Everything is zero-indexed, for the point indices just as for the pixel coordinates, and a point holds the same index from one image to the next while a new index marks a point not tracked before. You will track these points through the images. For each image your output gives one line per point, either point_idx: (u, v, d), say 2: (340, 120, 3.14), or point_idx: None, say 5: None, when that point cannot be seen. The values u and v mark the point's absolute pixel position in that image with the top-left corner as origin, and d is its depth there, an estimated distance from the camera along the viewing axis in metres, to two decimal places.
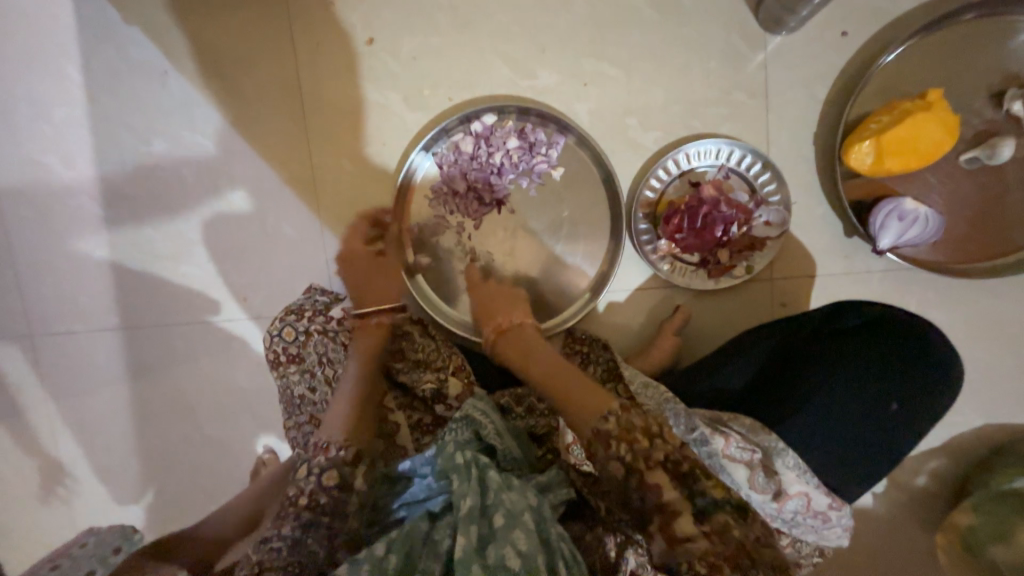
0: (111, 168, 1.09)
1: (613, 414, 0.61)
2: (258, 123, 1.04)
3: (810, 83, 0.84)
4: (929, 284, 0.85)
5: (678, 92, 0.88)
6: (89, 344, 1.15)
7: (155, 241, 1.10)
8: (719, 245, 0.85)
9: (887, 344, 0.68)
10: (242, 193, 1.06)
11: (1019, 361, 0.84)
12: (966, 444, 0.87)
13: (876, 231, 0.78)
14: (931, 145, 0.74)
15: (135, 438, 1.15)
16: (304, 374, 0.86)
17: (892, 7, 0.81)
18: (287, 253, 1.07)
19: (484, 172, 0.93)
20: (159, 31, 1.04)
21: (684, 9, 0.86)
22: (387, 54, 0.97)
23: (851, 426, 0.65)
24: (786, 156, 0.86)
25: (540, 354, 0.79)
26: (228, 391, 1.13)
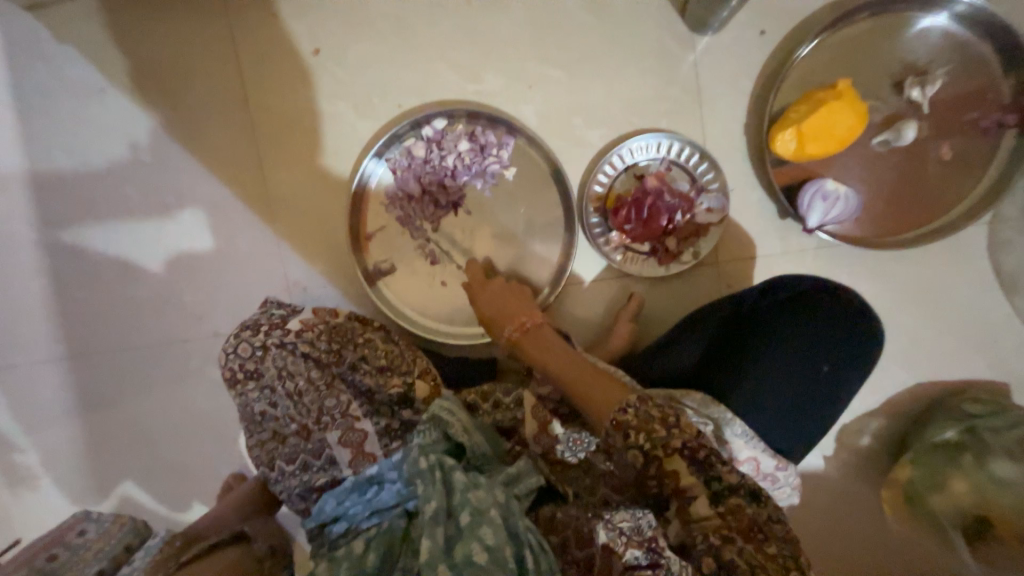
0: (48, 191, 1.05)
1: (631, 406, 0.62)
2: (205, 138, 1.02)
3: (737, 78, 0.91)
4: (857, 258, 0.92)
5: (618, 91, 0.93)
6: (32, 377, 1.09)
7: (100, 264, 1.06)
8: (666, 233, 0.89)
9: (815, 310, 0.75)
10: (192, 209, 1.04)
11: (941, 323, 0.92)
12: (902, 404, 0.94)
13: (805, 211, 0.85)
14: (847, 131, 0.81)
15: (88, 472, 1.10)
16: (262, 389, 0.83)
17: (803, 7, 0.89)
18: (242, 267, 1.05)
19: (438, 175, 0.95)
20: (93, 48, 1.01)
21: (618, 13, 0.92)
22: (335, 64, 0.98)
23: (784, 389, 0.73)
24: (721, 146, 0.92)
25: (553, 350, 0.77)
26: (185, 415, 1.09)
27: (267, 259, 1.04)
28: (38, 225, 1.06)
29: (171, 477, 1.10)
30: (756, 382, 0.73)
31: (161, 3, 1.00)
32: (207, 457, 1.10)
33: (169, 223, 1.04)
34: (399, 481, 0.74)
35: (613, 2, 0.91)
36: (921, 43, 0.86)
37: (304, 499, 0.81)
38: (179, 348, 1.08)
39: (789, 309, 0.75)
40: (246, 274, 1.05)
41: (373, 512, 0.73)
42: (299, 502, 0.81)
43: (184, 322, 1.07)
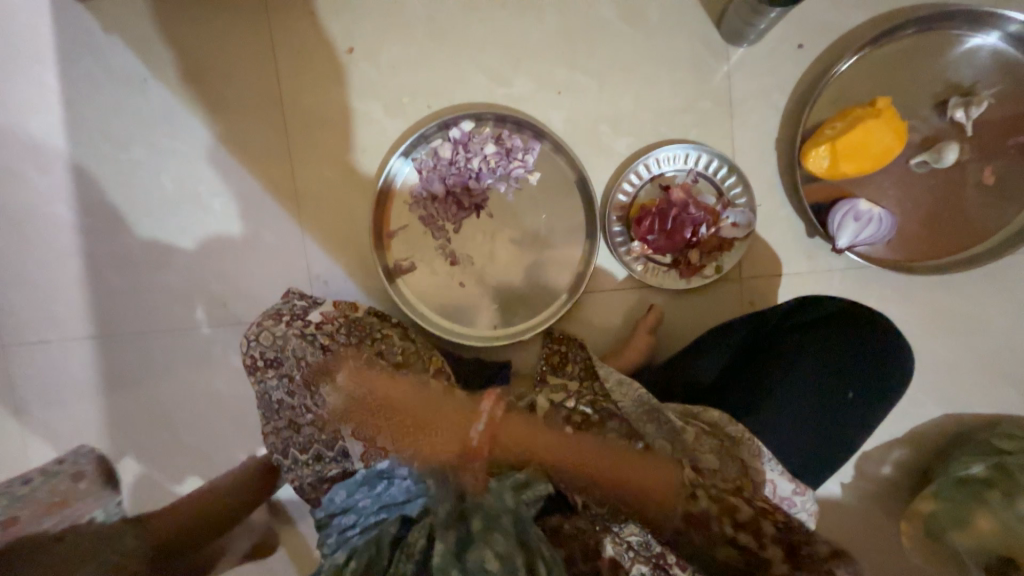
0: (88, 176, 1.09)
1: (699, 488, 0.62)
2: (239, 130, 1.05)
3: (771, 92, 0.89)
4: (887, 281, 0.89)
5: (648, 100, 0.92)
6: (64, 353, 1.14)
7: (133, 249, 1.10)
8: (689, 246, 0.88)
9: (840, 336, 0.74)
10: (223, 200, 1.07)
11: (974, 353, 0.89)
12: (927, 434, 0.90)
13: (835, 230, 0.82)
14: (884, 147, 0.79)
15: (110, 448, 1.14)
16: (281, 378, 0.85)
17: (844, 21, 0.86)
18: (267, 258, 1.07)
19: (463, 177, 0.95)
20: (140, 40, 1.05)
21: (652, 22, 0.91)
22: (368, 63, 1.00)
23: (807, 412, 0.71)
24: (751, 160, 0.90)
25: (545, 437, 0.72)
26: (205, 399, 1.12)
27: (292, 251, 1.06)
28: (77, 209, 1.10)
29: (188, 459, 1.13)
30: (773, 399, 0.71)
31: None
32: (224, 440, 1.13)
33: (201, 212, 1.08)
34: (410, 478, 0.73)
35: (648, 11, 0.91)
36: (966, 62, 0.83)
37: (315, 489, 0.82)
38: (203, 334, 1.11)
39: (812, 333, 0.75)
40: (270, 266, 1.07)
41: (382, 507, 0.73)
42: (310, 492, 0.82)
43: (208, 309, 1.10)
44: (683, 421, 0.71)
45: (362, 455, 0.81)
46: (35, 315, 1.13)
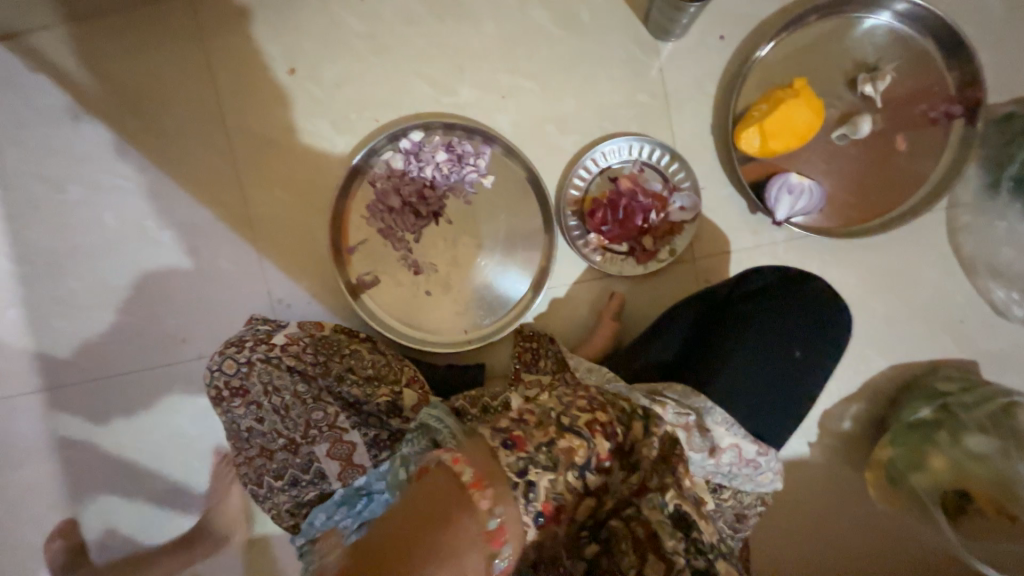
0: (22, 221, 1.04)
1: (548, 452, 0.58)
2: (183, 159, 1.02)
3: (701, 81, 0.94)
4: (826, 248, 0.95)
5: (589, 98, 0.96)
6: (9, 410, 1.07)
7: (77, 292, 1.05)
8: (642, 232, 0.92)
9: (787, 300, 0.79)
10: (172, 231, 1.04)
11: (910, 306, 0.96)
12: (879, 387, 0.96)
13: (772, 205, 0.88)
14: (806, 128, 0.85)
15: (70, 506, 1.07)
16: (249, 406, 0.84)
17: (759, 11, 0.93)
18: (226, 287, 1.04)
19: (418, 186, 0.96)
20: (68, 76, 1.01)
21: (584, 24, 0.95)
22: (311, 82, 1.00)
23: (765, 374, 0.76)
24: (691, 147, 0.95)
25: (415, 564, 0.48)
26: (170, 441, 1.07)
27: (250, 278, 1.04)
28: (11, 256, 1.04)
29: (157, 507, 1.07)
30: (729, 368, 0.75)
31: (136, 29, 1.01)
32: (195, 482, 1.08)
33: (149, 247, 1.04)
34: (387, 491, 0.72)
35: (580, 15, 0.95)
36: (869, 42, 0.90)
37: (294, 515, 0.80)
38: (162, 373, 1.06)
39: (763, 300, 0.79)
40: (228, 294, 1.05)
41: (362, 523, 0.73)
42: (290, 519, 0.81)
43: (166, 346, 1.06)
44: (652, 399, 0.70)
45: (338, 474, 0.79)
46: None
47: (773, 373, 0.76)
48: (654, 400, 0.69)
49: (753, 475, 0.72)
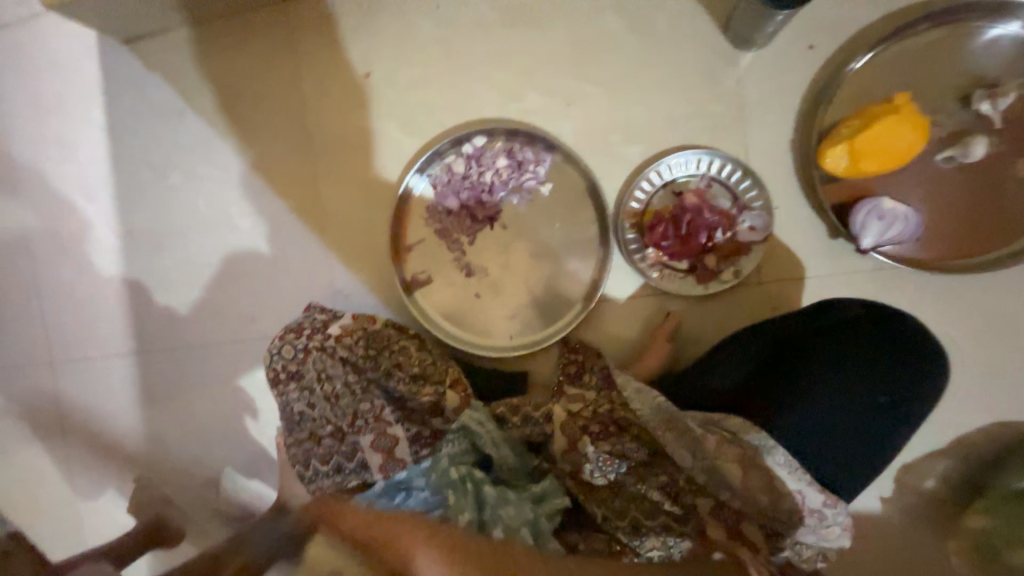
0: (130, 202, 1.17)
1: None
2: (266, 154, 1.11)
3: (784, 93, 0.88)
4: (918, 282, 0.85)
5: (658, 108, 0.92)
6: (105, 368, 1.20)
7: (168, 268, 1.16)
8: (705, 250, 0.88)
9: (868, 339, 0.72)
10: (250, 219, 1.12)
11: (1019, 356, 0.84)
12: (974, 445, 0.85)
13: (858, 230, 0.80)
14: (903, 150, 0.77)
15: (147, 460, 1.19)
16: (302, 390, 0.88)
17: (856, 19, 0.85)
18: (293, 275, 1.11)
19: (476, 190, 0.97)
20: (177, 75, 1.13)
21: (659, 31, 0.92)
22: (385, 85, 1.04)
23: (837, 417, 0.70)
24: (766, 163, 0.89)
25: None
26: (235, 411, 1.16)
27: (315, 267, 1.10)
28: (119, 232, 1.18)
29: (218, 469, 1.18)
30: (795, 407, 0.70)
31: (237, 34, 1.11)
32: (253, 452, 1.17)
33: (230, 232, 1.13)
34: (427, 489, 0.75)
35: (655, 22, 0.92)
36: (989, 54, 0.80)
37: None
38: (232, 349, 1.15)
39: (840, 336, 0.72)
40: (294, 282, 1.12)
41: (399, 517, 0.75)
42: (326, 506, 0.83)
43: (237, 325, 1.15)
44: (703, 427, 0.71)
45: (376, 465, 0.81)
46: (80, 333, 1.21)
47: (846, 416, 0.70)
48: (705, 429, 0.70)
49: (817, 528, 0.67)
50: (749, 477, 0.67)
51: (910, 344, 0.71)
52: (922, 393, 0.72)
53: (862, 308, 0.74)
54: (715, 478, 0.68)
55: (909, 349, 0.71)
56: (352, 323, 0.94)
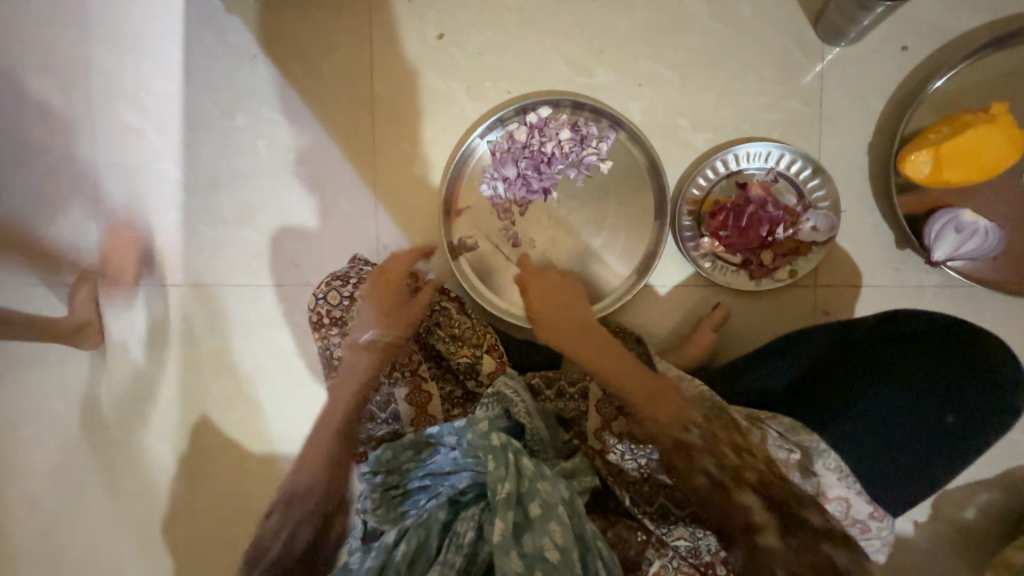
0: (196, 139, 1.21)
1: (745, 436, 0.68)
2: (330, 104, 1.13)
3: (867, 94, 0.85)
4: (986, 303, 0.82)
5: (732, 97, 0.90)
6: (151, 296, 1.25)
7: (224, 207, 1.20)
8: (763, 245, 0.85)
9: (946, 352, 0.68)
10: (306, 167, 1.15)
11: None
12: (1023, 480, 0.81)
13: (931, 242, 0.77)
14: (994, 161, 0.73)
15: (181, 387, 1.25)
16: (345, 336, 0.90)
17: (957, 24, 0.81)
18: (341, 226, 1.14)
19: (535, 161, 0.96)
20: (254, 19, 1.16)
21: (744, 18, 0.89)
22: (455, 48, 1.04)
23: (902, 432, 0.65)
24: (838, 164, 0.86)
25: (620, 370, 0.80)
26: (271, 353, 1.20)
27: (364, 221, 1.12)
28: (182, 167, 1.22)
29: (245, 407, 1.22)
30: (857, 409, 0.65)
31: None
32: (279, 393, 1.20)
33: (285, 178, 1.16)
34: (456, 450, 0.73)
35: (741, 8, 0.89)
36: None
37: None
38: (273, 292, 1.19)
39: (913, 347, 0.70)
40: (343, 234, 1.14)
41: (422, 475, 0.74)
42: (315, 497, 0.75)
43: (282, 270, 1.18)
44: (749, 423, 0.69)
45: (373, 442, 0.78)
46: (132, 260, 1.26)
47: (909, 431, 0.65)
48: (751, 426, 0.69)
49: (857, 538, 0.66)
50: (794, 480, 0.63)
51: (985, 364, 0.67)
52: (999, 417, 0.67)
53: (942, 321, 0.71)
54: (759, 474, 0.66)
55: (993, 363, 0.68)
56: (398, 278, 0.98)
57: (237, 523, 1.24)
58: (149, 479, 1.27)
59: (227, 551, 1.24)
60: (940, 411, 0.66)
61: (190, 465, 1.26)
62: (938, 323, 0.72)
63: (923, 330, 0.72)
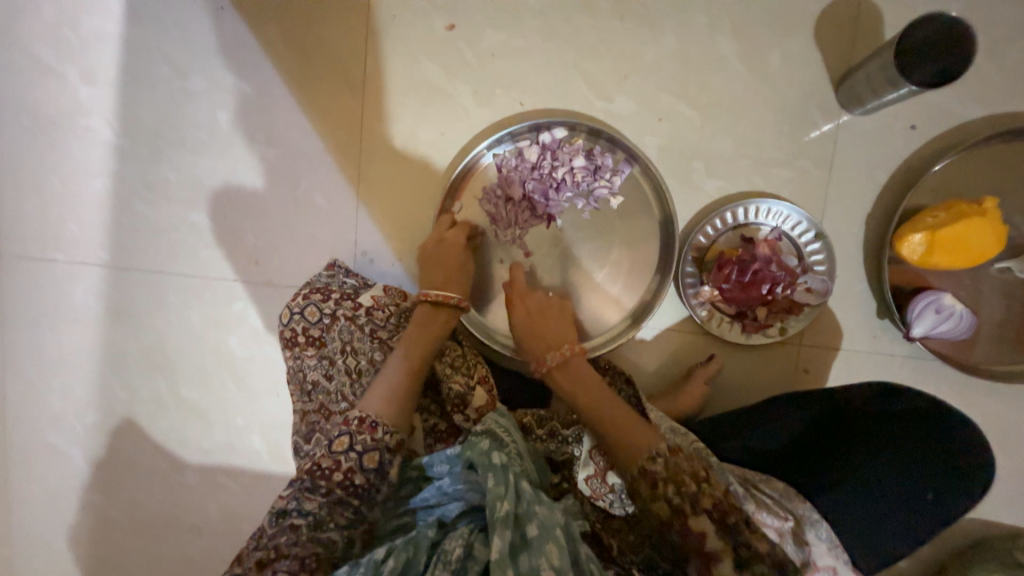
0: (135, 96, 1.01)
1: (661, 457, 0.63)
2: (313, 82, 0.98)
3: (873, 165, 0.88)
4: (944, 375, 0.89)
5: (748, 147, 0.89)
6: (67, 276, 1.06)
7: (168, 182, 1.02)
8: (760, 302, 0.86)
9: (926, 433, 0.70)
10: (277, 151, 1.00)
11: (1014, 466, 0.88)
12: (949, 534, 0.91)
13: (912, 319, 0.81)
14: (979, 252, 0.78)
15: (100, 384, 1.08)
16: (320, 359, 0.83)
17: (959, 111, 0.85)
18: (315, 223, 1.01)
19: (544, 184, 0.89)
20: None
21: (770, 69, 0.88)
22: (466, 44, 0.94)
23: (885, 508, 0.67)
24: (837, 230, 0.89)
25: (595, 391, 0.74)
26: (216, 356, 1.06)
27: (342, 220, 1.00)
28: (115, 128, 1.02)
29: (180, 414, 1.07)
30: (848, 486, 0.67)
31: None
32: (223, 400, 1.07)
33: (250, 159, 1.01)
34: (445, 478, 0.72)
35: (769, 58, 0.88)
36: None
37: None
38: (224, 287, 1.04)
39: (899, 424, 0.71)
40: (316, 232, 1.01)
41: (408, 509, 0.73)
42: (253, 538, 0.66)
43: (238, 264, 1.03)
44: (746, 491, 0.66)
45: (331, 474, 0.67)
46: (44, 230, 1.05)
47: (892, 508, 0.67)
48: (747, 494, 0.65)
49: None
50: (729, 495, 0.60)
51: (940, 443, 0.70)
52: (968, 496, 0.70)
53: (923, 403, 0.73)
54: None
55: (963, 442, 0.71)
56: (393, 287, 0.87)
57: (161, 540, 1.10)
58: (56, 485, 1.10)
59: (148, 570, 1.11)
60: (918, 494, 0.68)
61: (107, 474, 1.09)
62: (921, 403, 0.73)
63: (908, 410, 0.73)
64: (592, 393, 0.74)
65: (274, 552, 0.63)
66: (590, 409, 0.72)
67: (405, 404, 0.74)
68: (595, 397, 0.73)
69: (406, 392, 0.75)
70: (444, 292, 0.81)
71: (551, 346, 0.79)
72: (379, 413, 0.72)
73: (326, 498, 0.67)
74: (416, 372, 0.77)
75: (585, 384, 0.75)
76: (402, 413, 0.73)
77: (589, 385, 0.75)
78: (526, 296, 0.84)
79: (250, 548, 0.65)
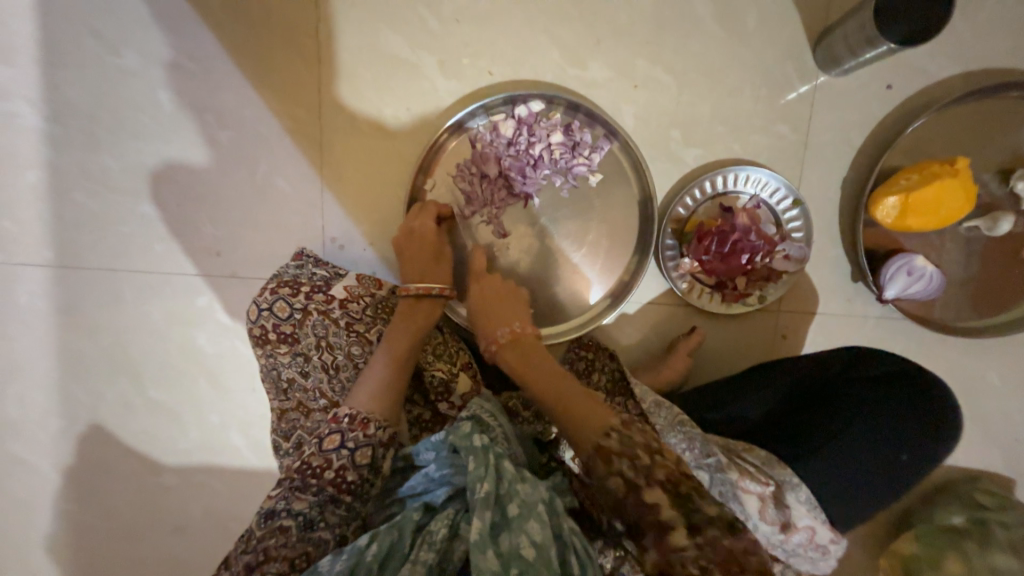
0: (62, 76, 0.91)
1: (615, 432, 0.61)
2: (262, 55, 0.90)
3: (849, 128, 0.87)
4: (914, 333, 0.92)
5: (726, 113, 0.87)
6: (8, 278, 0.98)
7: (111, 172, 0.94)
8: (740, 272, 0.85)
9: (903, 397, 0.72)
10: (229, 132, 0.92)
11: (975, 415, 0.93)
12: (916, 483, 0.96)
13: (886, 282, 0.83)
14: (950, 212, 0.79)
15: (61, 391, 1.02)
16: (295, 357, 0.80)
17: (933, 69, 0.85)
18: (278, 210, 0.95)
19: (520, 161, 0.86)
20: None
21: (747, 29, 0.85)
22: (427, 8, 0.87)
23: (863, 468, 0.69)
24: (813, 196, 0.88)
25: (543, 362, 0.73)
26: (184, 355, 1.01)
27: (307, 205, 0.95)
28: (44, 113, 0.92)
29: (153, 416, 1.03)
30: (830, 448, 0.69)
31: None
32: (197, 400, 1.03)
33: (200, 143, 0.93)
34: (432, 464, 0.70)
35: (745, 17, 0.84)
36: None
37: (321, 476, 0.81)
38: (185, 282, 0.98)
39: (879, 388, 0.73)
40: (280, 220, 0.95)
41: (396, 499, 0.72)
42: (240, 542, 0.64)
43: (199, 257, 0.97)
44: (728, 459, 0.69)
45: (321, 472, 0.66)
46: None
47: (869, 466, 0.69)
48: (730, 462, 0.68)
49: (817, 559, 0.69)
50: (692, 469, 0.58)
51: (936, 413, 0.71)
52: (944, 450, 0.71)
53: (897, 367, 0.76)
54: (736, 508, 0.67)
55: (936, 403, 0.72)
56: (372, 276, 0.83)
57: (146, 543, 1.08)
58: (25, 496, 1.06)
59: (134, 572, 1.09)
60: (891, 454, 0.69)
61: (80, 480, 1.05)
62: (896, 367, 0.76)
63: (885, 372, 0.75)
64: (536, 365, 0.72)
65: (262, 556, 0.61)
66: (527, 381, 0.71)
67: (394, 398, 0.72)
68: (541, 370, 0.72)
69: (391, 388, 0.73)
70: (423, 284, 0.78)
71: (499, 326, 0.77)
72: (369, 408, 0.70)
73: (317, 497, 0.65)
74: (405, 368, 0.75)
75: (529, 358, 0.74)
76: (392, 408, 0.72)
77: (536, 358, 0.73)
78: (476, 281, 0.82)
79: (237, 552, 0.63)
